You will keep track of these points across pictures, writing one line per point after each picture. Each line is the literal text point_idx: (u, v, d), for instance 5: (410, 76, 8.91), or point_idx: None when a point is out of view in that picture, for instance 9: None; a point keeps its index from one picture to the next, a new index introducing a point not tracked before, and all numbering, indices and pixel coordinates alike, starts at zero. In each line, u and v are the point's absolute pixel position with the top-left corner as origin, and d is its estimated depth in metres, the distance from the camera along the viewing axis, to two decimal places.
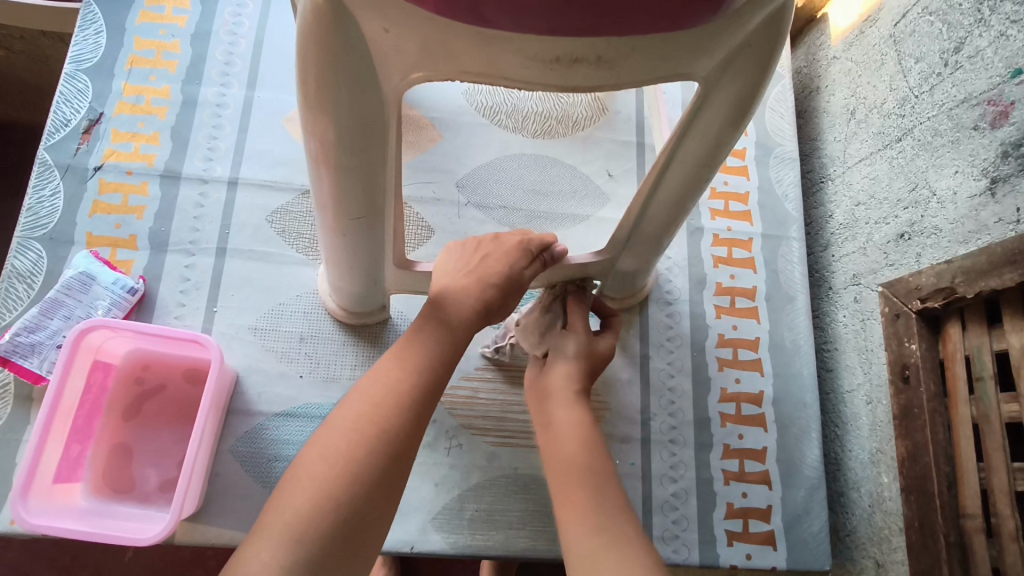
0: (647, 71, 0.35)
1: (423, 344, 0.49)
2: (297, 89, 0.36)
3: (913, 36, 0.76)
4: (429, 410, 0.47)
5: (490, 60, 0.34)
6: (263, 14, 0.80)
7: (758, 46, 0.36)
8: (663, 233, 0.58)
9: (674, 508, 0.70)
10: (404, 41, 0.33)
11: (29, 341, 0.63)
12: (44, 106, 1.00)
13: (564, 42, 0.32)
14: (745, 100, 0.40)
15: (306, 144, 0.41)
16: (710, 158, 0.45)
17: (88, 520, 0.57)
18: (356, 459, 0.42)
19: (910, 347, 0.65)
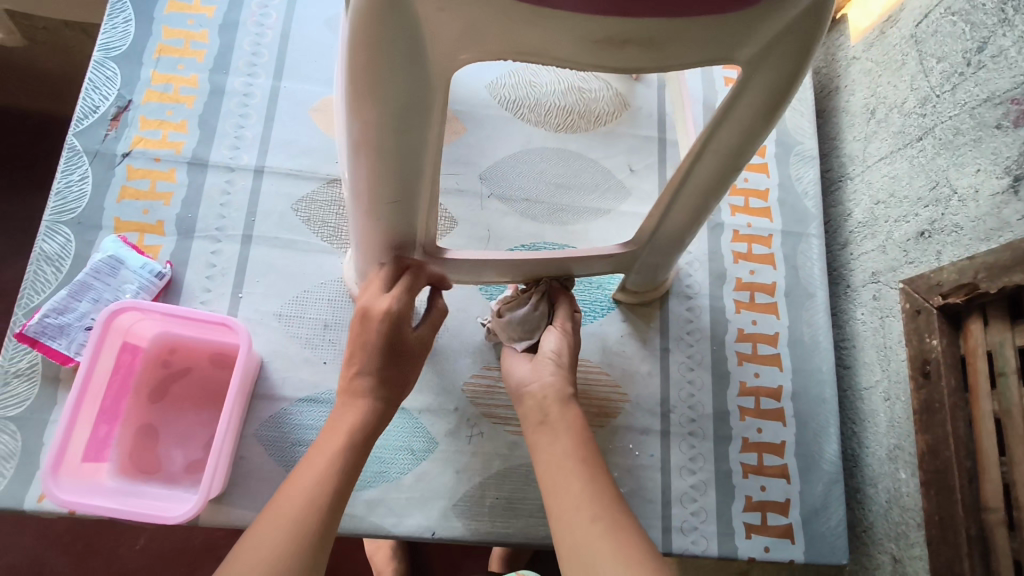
0: (694, 50, 0.35)
1: (362, 411, 0.55)
2: (344, 68, 0.36)
3: (935, 37, 0.76)
4: (354, 472, 0.52)
5: (540, 42, 0.34)
6: (290, 6, 0.81)
7: (803, 33, 0.36)
8: (690, 224, 0.58)
9: (693, 501, 0.71)
10: (454, 21, 0.33)
11: (57, 323, 0.64)
12: (57, 101, 1.03)
13: (617, 23, 0.32)
14: (784, 86, 0.40)
15: (349, 125, 0.41)
16: (741, 147, 0.46)
17: (116, 499, 0.57)
18: (297, 535, 0.45)
19: (930, 342, 0.65)
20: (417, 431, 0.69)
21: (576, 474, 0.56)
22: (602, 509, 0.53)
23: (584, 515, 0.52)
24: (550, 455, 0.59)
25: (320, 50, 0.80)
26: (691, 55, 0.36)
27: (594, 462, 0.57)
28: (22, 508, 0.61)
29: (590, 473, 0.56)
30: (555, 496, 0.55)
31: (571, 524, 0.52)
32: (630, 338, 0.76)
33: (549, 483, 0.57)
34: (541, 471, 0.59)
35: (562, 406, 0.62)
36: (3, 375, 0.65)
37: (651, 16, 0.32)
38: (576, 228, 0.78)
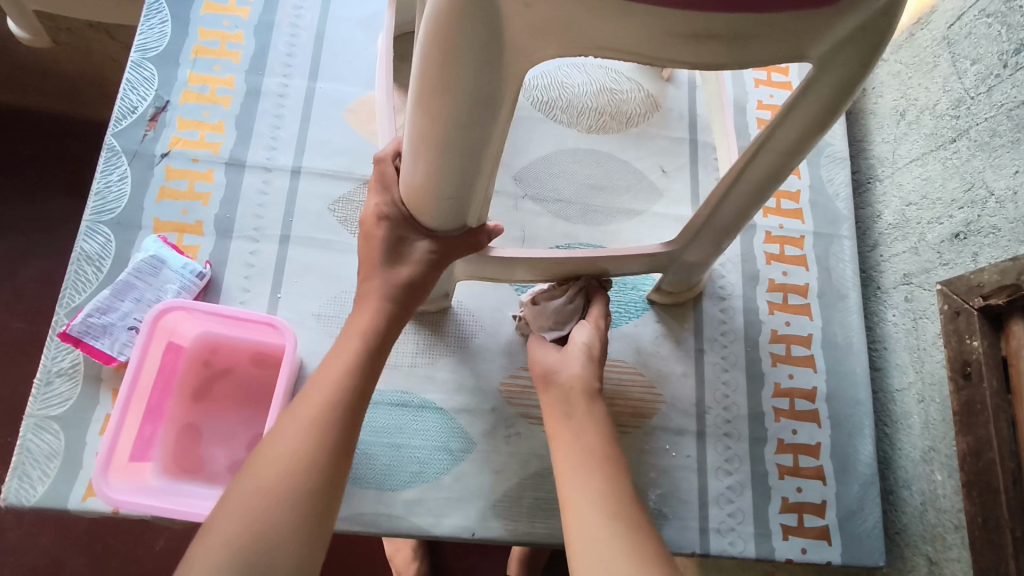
0: (774, 45, 0.35)
1: (331, 379, 0.53)
2: (420, 62, 0.37)
3: (969, 38, 0.76)
4: (345, 438, 0.51)
5: (626, 39, 0.34)
6: (324, 8, 0.81)
7: (876, 30, 0.36)
8: (736, 223, 0.59)
9: (729, 502, 0.71)
10: (540, 18, 0.33)
11: (101, 322, 0.65)
12: (79, 98, 1.11)
13: (704, 18, 0.32)
14: (849, 84, 0.40)
15: (416, 116, 0.41)
16: (801, 144, 0.46)
17: (162, 498, 0.58)
18: (275, 502, 0.46)
19: (970, 343, 0.65)
20: (455, 431, 0.69)
21: (598, 470, 0.56)
22: (623, 511, 0.53)
23: (602, 514, 0.53)
24: (571, 447, 0.58)
25: (354, 51, 0.80)
26: (768, 52, 0.36)
27: (616, 461, 0.58)
28: (66, 507, 0.61)
29: (610, 471, 0.56)
30: (573, 484, 0.56)
31: (588, 521, 0.52)
32: (665, 339, 0.76)
33: (566, 473, 0.57)
34: (560, 459, 0.58)
35: (587, 399, 0.62)
36: (46, 374, 0.65)
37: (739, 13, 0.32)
38: (609, 229, 0.78)
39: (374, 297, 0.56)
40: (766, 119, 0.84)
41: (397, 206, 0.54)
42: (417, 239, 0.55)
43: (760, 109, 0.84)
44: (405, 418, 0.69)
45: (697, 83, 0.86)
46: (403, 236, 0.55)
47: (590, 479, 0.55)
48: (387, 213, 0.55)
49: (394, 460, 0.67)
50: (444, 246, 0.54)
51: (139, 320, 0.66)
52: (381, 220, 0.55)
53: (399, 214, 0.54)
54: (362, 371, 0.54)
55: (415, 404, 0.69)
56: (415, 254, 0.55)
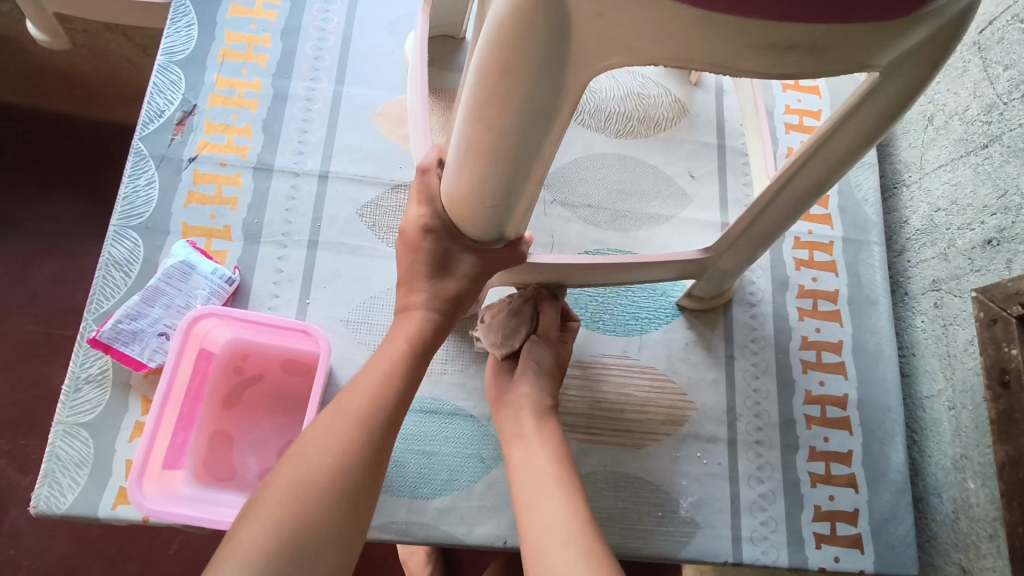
0: (846, 57, 0.36)
1: (377, 376, 0.53)
2: (479, 68, 0.37)
3: (1001, 44, 0.74)
4: (387, 436, 0.51)
5: (705, 50, 0.34)
6: (351, 11, 0.81)
7: (943, 39, 0.37)
8: (777, 230, 0.59)
9: (762, 510, 0.70)
10: (616, 27, 0.34)
11: (131, 328, 0.64)
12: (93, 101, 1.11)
13: (786, 28, 0.33)
14: (909, 94, 0.41)
15: (468, 124, 0.42)
16: (855, 153, 0.47)
17: (195, 507, 0.58)
18: (315, 494, 0.46)
19: (1009, 351, 0.64)
20: (486, 439, 0.69)
21: (553, 493, 0.56)
22: (574, 533, 0.52)
23: (553, 539, 0.52)
24: (529, 472, 0.59)
25: (381, 55, 0.80)
26: (839, 64, 0.36)
27: (570, 482, 0.57)
28: (96, 515, 0.60)
29: (566, 492, 0.56)
30: (529, 514, 0.56)
31: (543, 546, 0.52)
32: (695, 345, 0.75)
33: (523, 500, 0.57)
34: (517, 484, 0.59)
35: (537, 422, 0.63)
36: (75, 381, 0.64)
37: (820, 22, 0.33)
38: (638, 234, 0.77)
39: (416, 312, 0.56)
40: (793, 124, 0.83)
41: (441, 218, 0.53)
42: (461, 253, 0.54)
43: (788, 114, 0.84)
44: (435, 426, 0.68)
45: (724, 88, 0.85)
46: (447, 248, 0.54)
47: (546, 503, 0.55)
48: (431, 225, 0.54)
49: (425, 468, 0.66)
50: (486, 260, 0.55)
51: (169, 326, 0.65)
52: (424, 231, 0.54)
53: (443, 227, 0.53)
54: (407, 372, 0.54)
55: (445, 411, 0.69)
56: (458, 269, 0.55)
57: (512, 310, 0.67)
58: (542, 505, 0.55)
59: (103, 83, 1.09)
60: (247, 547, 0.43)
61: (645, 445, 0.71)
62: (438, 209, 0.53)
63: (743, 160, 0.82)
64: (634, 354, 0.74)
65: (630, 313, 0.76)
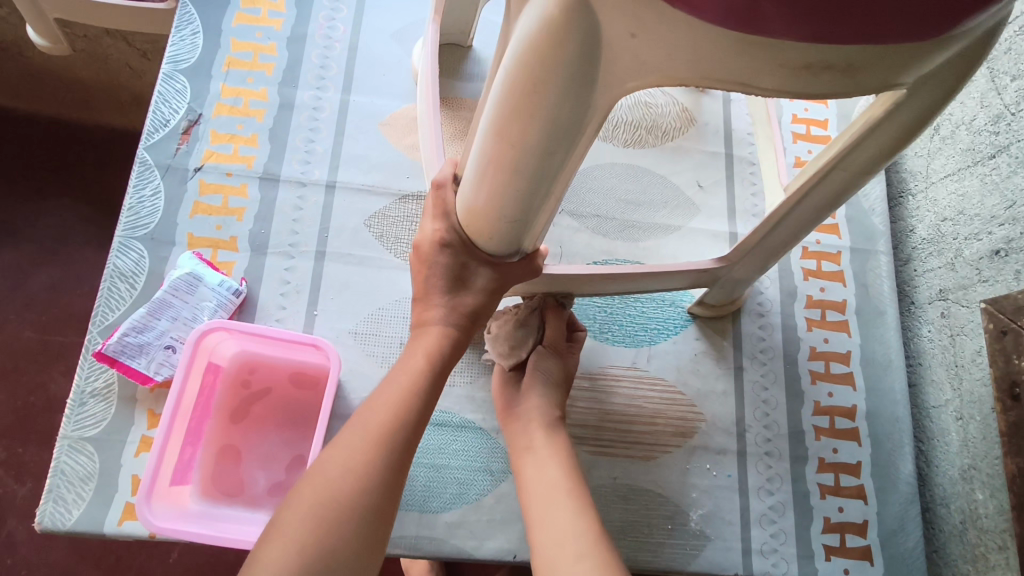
0: (878, 76, 0.36)
1: (396, 394, 0.52)
2: (507, 87, 0.37)
3: (1009, 54, 0.74)
4: (407, 454, 0.51)
5: (739, 69, 0.34)
6: (357, 19, 0.80)
7: (968, 58, 0.38)
8: (793, 239, 0.60)
9: (772, 522, 0.70)
10: (648, 46, 0.34)
11: (137, 341, 0.63)
12: (91, 106, 1.10)
13: (824, 50, 0.33)
14: (930, 110, 0.42)
15: (491, 141, 0.42)
16: (876, 164, 0.48)
17: (202, 524, 0.57)
18: (339, 516, 0.46)
19: (1019, 364, 0.64)
20: (495, 452, 0.68)
21: (565, 504, 0.56)
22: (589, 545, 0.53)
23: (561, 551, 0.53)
24: (539, 483, 0.59)
25: (388, 64, 0.79)
26: (871, 83, 0.36)
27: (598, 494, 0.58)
28: (102, 532, 0.59)
29: (575, 501, 0.56)
30: (542, 524, 0.56)
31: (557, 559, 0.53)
32: (704, 356, 0.75)
33: (537, 509, 0.57)
34: (528, 497, 0.59)
35: (548, 435, 0.62)
36: (80, 395, 0.63)
37: (858, 43, 0.33)
38: (647, 245, 0.77)
39: (434, 327, 0.55)
40: (801, 133, 0.83)
41: (459, 234, 0.52)
42: (478, 268, 0.54)
43: (795, 123, 0.84)
44: (444, 438, 0.68)
45: (732, 96, 0.85)
46: (465, 263, 0.54)
47: (560, 513, 0.55)
48: (449, 241, 0.53)
49: (434, 481, 0.66)
50: (502, 275, 0.55)
51: (176, 339, 0.65)
52: (441, 246, 0.54)
53: (459, 241, 0.53)
54: (425, 389, 0.53)
55: (454, 424, 0.68)
56: (476, 282, 0.55)
57: (517, 320, 0.67)
58: (550, 516, 0.56)
59: (102, 88, 1.08)
60: (270, 569, 0.43)
61: (654, 457, 0.71)
62: (455, 224, 0.52)
63: (751, 169, 0.82)
64: (643, 365, 0.74)
65: (639, 324, 0.76)
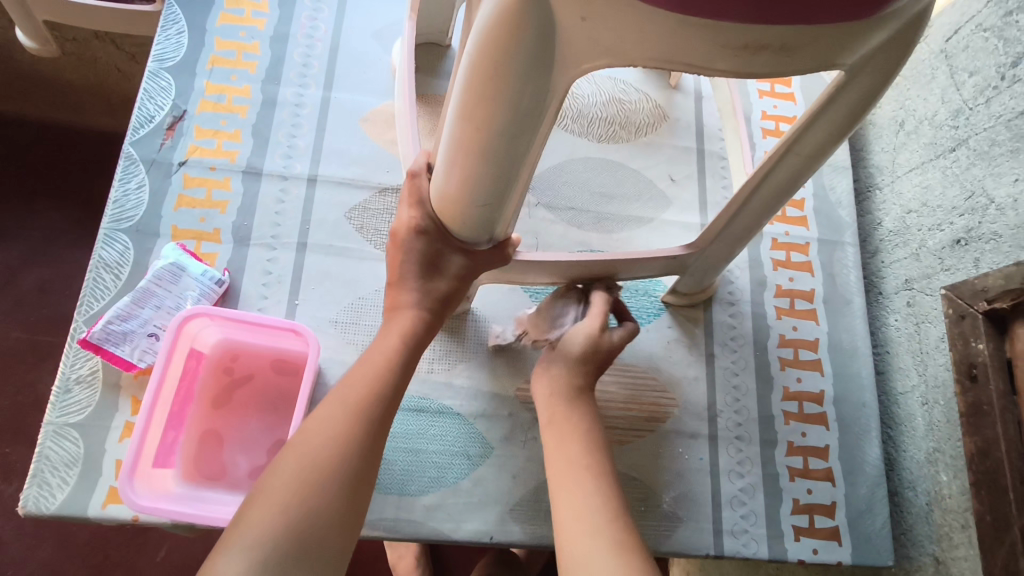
0: (814, 57, 0.38)
1: (373, 369, 0.54)
2: (470, 72, 0.40)
3: (966, 51, 0.77)
4: (383, 427, 0.53)
5: (683, 48, 0.37)
6: (339, 19, 0.83)
7: (901, 41, 0.40)
8: (756, 224, 0.62)
9: (742, 504, 0.72)
10: (597, 31, 0.36)
11: (121, 329, 0.65)
12: (80, 109, 1.12)
13: (757, 30, 0.35)
14: (873, 92, 0.45)
15: (458, 125, 0.44)
16: (825, 148, 0.51)
17: (184, 504, 0.58)
18: (318, 478, 0.48)
19: (976, 346, 0.66)
20: (472, 437, 0.70)
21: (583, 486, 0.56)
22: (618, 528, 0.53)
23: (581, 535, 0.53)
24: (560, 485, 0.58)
25: (368, 63, 0.82)
26: (809, 62, 0.39)
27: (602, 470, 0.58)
28: (86, 514, 0.60)
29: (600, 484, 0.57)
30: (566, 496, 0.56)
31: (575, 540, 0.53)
32: (677, 343, 0.77)
33: (562, 507, 0.56)
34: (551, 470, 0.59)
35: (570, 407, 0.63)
36: (65, 383, 0.65)
37: (791, 24, 0.35)
38: (620, 236, 0.79)
39: (406, 310, 0.58)
40: (770, 129, 0.86)
41: (433, 221, 0.55)
42: (452, 254, 0.57)
43: (764, 119, 0.86)
44: (422, 423, 0.70)
45: (703, 94, 0.88)
46: (439, 249, 0.56)
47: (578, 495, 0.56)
48: (424, 228, 0.55)
49: (412, 465, 0.68)
50: (475, 262, 0.57)
51: (160, 327, 0.66)
52: (416, 232, 0.56)
53: (435, 228, 0.55)
54: (401, 366, 0.56)
55: (433, 409, 0.70)
56: (450, 269, 0.58)
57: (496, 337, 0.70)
58: (563, 495, 0.57)
59: (92, 90, 1.10)
60: (252, 530, 0.45)
61: (629, 441, 0.72)
62: (430, 212, 0.54)
63: (722, 164, 0.84)
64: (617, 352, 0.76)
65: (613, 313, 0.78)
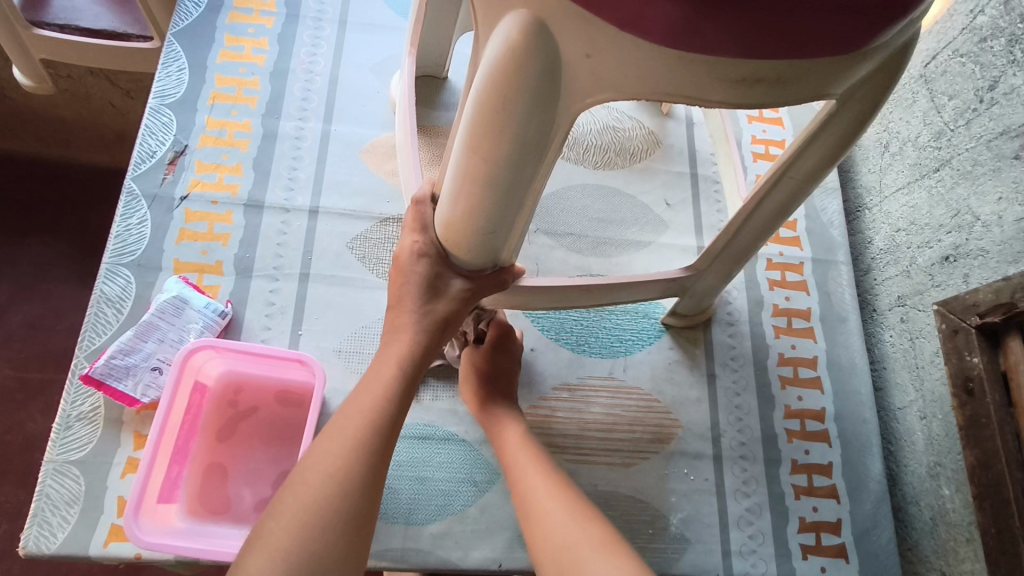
0: (807, 87, 0.40)
1: (370, 399, 0.54)
2: (477, 107, 0.41)
3: (945, 76, 0.80)
4: (382, 459, 0.53)
5: (686, 81, 0.38)
6: (338, 55, 0.85)
7: (888, 69, 0.43)
8: (753, 246, 0.63)
9: (749, 524, 0.72)
10: (601, 67, 0.38)
11: (124, 364, 0.64)
12: (73, 145, 1.13)
13: (754, 65, 0.37)
14: (863, 117, 0.47)
15: (465, 157, 0.45)
16: (817, 172, 0.52)
17: (190, 539, 0.58)
18: (318, 517, 0.47)
19: (971, 360, 0.68)
20: (477, 464, 0.70)
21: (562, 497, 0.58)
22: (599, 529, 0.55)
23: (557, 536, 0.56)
24: (528, 493, 0.60)
25: (367, 96, 0.83)
26: (802, 93, 0.41)
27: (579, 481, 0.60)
28: (88, 554, 0.59)
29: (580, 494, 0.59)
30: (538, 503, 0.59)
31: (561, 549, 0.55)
32: (678, 364, 0.78)
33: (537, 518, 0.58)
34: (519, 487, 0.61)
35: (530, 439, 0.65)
36: (66, 419, 0.64)
37: (784, 58, 0.37)
38: (619, 260, 0.80)
39: (404, 333, 0.58)
40: (760, 153, 0.88)
41: (436, 245, 0.56)
42: (453, 277, 0.57)
43: (754, 144, 0.89)
44: (428, 451, 0.69)
45: (693, 120, 0.90)
46: (439, 272, 0.57)
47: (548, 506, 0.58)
48: (426, 251, 0.57)
49: (419, 494, 0.67)
50: (477, 287, 0.58)
51: (163, 360, 0.66)
52: (418, 256, 0.57)
53: (437, 252, 0.56)
54: (397, 395, 0.55)
55: (438, 436, 0.70)
56: (450, 290, 0.58)
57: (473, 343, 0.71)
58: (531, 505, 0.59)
59: (87, 126, 1.11)
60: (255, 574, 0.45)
61: (634, 464, 0.73)
62: (433, 237, 0.56)
63: (715, 188, 0.86)
64: (620, 375, 0.77)
65: (615, 336, 0.79)
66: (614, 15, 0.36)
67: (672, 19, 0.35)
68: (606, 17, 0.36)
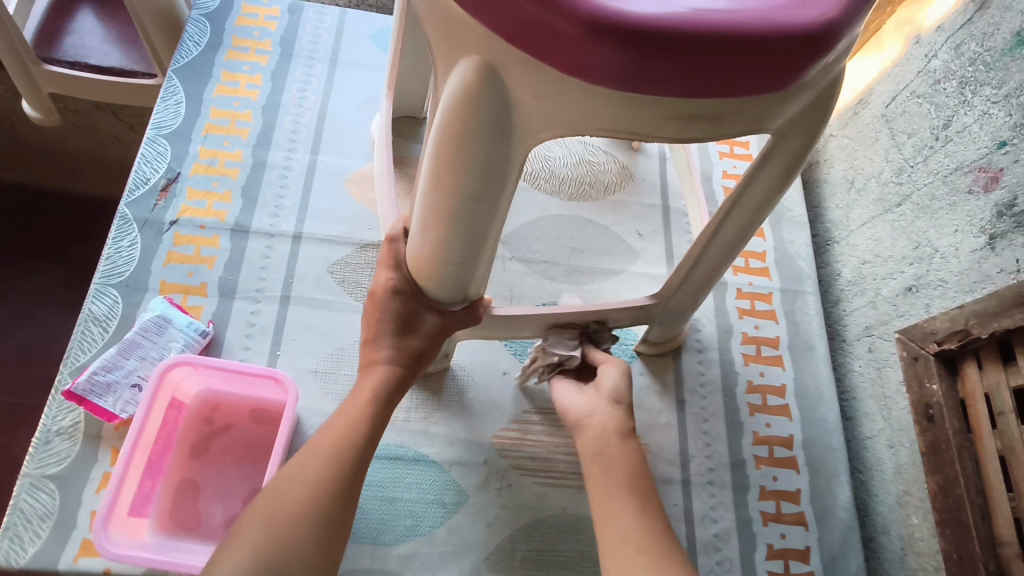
0: (743, 123, 0.43)
1: (348, 417, 0.57)
2: (438, 144, 0.44)
3: (903, 116, 0.84)
4: (358, 473, 0.55)
5: (627, 117, 0.42)
6: (327, 91, 0.90)
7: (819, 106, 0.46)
8: (715, 275, 0.66)
9: (717, 549, 0.73)
10: (549, 107, 0.41)
11: (105, 380, 0.66)
12: (76, 175, 1.18)
13: (688, 103, 0.41)
14: (801, 151, 0.50)
15: (429, 191, 0.48)
16: (765, 203, 0.56)
17: (160, 551, 0.59)
18: (291, 520, 0.50)
19: (930, 387, 0.70)
20: (447, 485, 0.71)
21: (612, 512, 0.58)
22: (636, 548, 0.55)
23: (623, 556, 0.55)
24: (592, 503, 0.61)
25: (353, 129, 0.88)
26: (737, 128, 0.44)
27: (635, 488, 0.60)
28: (57, 568, 0.61)
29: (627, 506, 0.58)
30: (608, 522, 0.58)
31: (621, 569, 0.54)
32: (648, 390, 0.80)
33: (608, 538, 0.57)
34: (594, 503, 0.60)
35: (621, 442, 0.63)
36: (46, 434, 0.66)
37: (717, 98, 0.40)
38: (591, 287, 0.83)
39: (380, 366, 0.61)
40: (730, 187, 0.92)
41: (408, 281, 0.59)
42: (426, 313, 0.60)
43: (725, 178, 0.92)
44: (398, 471, 0.71)
45: (666, 155, 0.94)
46: (414, 309, 0.60)
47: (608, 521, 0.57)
48: (400, 289, 0.59)
49: (387, 514, 0.68)
50: (448, 322, 0.61)
51: (143, 377, 0.68)
52: (394, 293, 0.59)
53: (412, 290, 0.59)
54: (376, 414, 0.58)
55: (408, 457, 0.72)
56: (423, 327, 0.61)
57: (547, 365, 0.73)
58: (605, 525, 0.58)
59: (91, 158, 1.17)
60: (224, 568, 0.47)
61: None
62: (405, 274, 0.58)
63: (686, 220, 0.89)
64: None
65: None
66: (558, 60, 0.39)
67: (612, 65, 0.38)
68: (550, 64, 0.39)
